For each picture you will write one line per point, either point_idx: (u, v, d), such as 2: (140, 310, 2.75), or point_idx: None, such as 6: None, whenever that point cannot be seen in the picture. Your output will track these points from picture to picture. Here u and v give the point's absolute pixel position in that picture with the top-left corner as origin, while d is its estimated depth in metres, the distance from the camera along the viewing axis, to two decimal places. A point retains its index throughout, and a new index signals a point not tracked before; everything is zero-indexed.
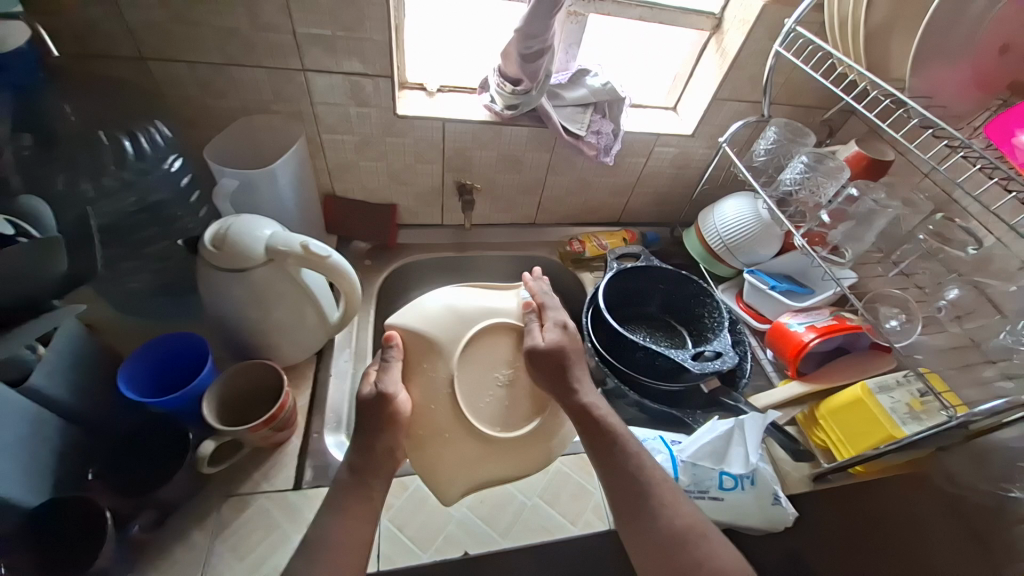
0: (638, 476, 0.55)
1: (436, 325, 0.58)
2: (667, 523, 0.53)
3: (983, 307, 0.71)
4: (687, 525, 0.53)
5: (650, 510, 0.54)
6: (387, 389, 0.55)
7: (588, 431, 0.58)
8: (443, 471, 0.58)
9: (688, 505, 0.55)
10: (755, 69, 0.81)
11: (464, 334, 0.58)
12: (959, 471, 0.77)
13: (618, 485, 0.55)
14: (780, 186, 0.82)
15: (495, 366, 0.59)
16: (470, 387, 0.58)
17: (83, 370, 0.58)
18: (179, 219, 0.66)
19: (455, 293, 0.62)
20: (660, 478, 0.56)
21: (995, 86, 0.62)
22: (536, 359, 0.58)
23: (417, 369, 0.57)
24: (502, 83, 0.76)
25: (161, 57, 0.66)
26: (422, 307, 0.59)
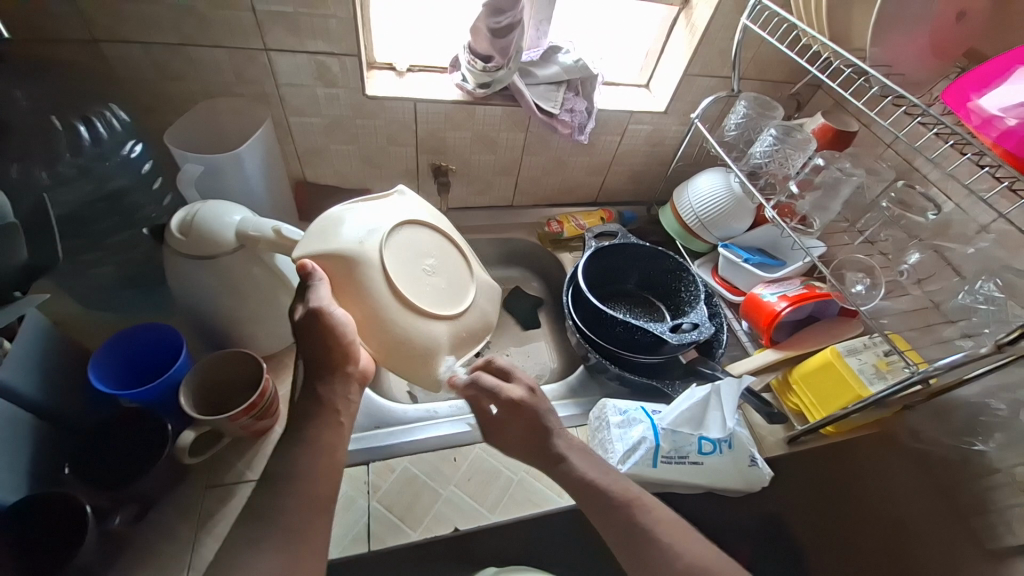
0: (634, 522, 0.51)
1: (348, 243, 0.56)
2: (670, 567, 0.49)
3: (943, 270, 0.74)
4: (695, 563, 0.49)
5: (655, 560, 0.49)
6: (323, 303, 0.52)
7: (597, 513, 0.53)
8: (420, 367, 0.58)
9: (694, 539, 0.51)
10: (723, 43, 0.82)
11: (381, 237, 0.58)
12: (922, 427, 0.81)
13: (620, 544, 0.51)
14: (751, 160, 0.83)
15: (416, 259, 0.61)
16: (403, 274, 0.58)
17: (50, 364, 0.57)
18: (142, 207, 0.64)
19: (356, 208, 0.60)
20: (657, 519, 0.52)
21: (950, 52, 0.63)
22: (506, 434, 0.57)
23: (344, 284, 0.55)
24: (473, 60, 0.75)
25: (114, 38, 0.64)
26: (336, 227, 0.57)
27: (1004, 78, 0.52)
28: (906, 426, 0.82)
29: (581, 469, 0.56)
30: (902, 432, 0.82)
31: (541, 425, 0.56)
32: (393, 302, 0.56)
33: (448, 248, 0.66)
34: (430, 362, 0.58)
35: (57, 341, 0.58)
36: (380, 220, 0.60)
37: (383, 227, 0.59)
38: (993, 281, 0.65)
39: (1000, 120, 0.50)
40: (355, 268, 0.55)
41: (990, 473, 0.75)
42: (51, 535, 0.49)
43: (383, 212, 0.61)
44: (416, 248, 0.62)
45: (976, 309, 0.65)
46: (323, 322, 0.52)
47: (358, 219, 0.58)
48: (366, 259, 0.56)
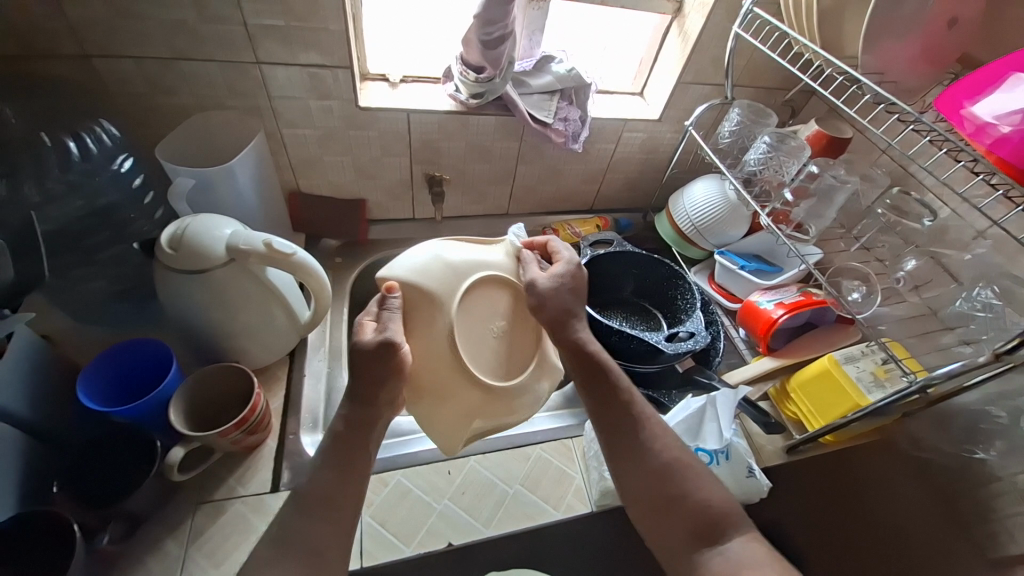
0: (626, 412, 0.57)
1: (429, 276, 0.56)
2: (652, 455, 0.55)
3: (940, 277, 0.72)
4: (670, 459, 0.54)
5: (635, 442, 0.55)
6: (395, 338, 0.52)
7: (586, 375, 0.59)
8: (447, 432, 0.58)
9: (677, 442, 0.56)
10: (716, 51, 0.82)
11: (460, 286, 0.57)
12: (923, 435, 0.80)
13: (608, 425, 0.57)
14: (745, 167, 0.83)
15: (487, 319, 0.59)
16: (470, 338, 0.57)
17: (39, 382, 0.56)
18: (133, 221, 0.65)
19: (442, 246, 0.60)
20: (643, 410, 0.58)
21: (943, 59, 0.63)
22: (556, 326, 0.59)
23: (418, 321, 0.56)
24: (465, 71, 0.76)
25: (104, 52, 0.64)
26: (421, 262, 0.57)
27: (995, 85, 0.52)
28: (907, 433, 0.81)
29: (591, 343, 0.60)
30: (903, 439, 0.81)
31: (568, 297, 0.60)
32: (449, 357, 0.55)
33: (524, 311, 0.61)
34: (459, 429, 0.57)
35: (46, 357, 0.58)
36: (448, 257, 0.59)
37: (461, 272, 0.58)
38: (991, 289, 0.64)
39: (993, 127, 0.50)
40: (427, 306, 0.56)
41: (990, 482, 0.73)
42: (40, 554, 0.49)
43: (464, 260, 0.59)
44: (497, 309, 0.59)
45: (974, 317, 0.65)
46: (391, 360, 0.52)
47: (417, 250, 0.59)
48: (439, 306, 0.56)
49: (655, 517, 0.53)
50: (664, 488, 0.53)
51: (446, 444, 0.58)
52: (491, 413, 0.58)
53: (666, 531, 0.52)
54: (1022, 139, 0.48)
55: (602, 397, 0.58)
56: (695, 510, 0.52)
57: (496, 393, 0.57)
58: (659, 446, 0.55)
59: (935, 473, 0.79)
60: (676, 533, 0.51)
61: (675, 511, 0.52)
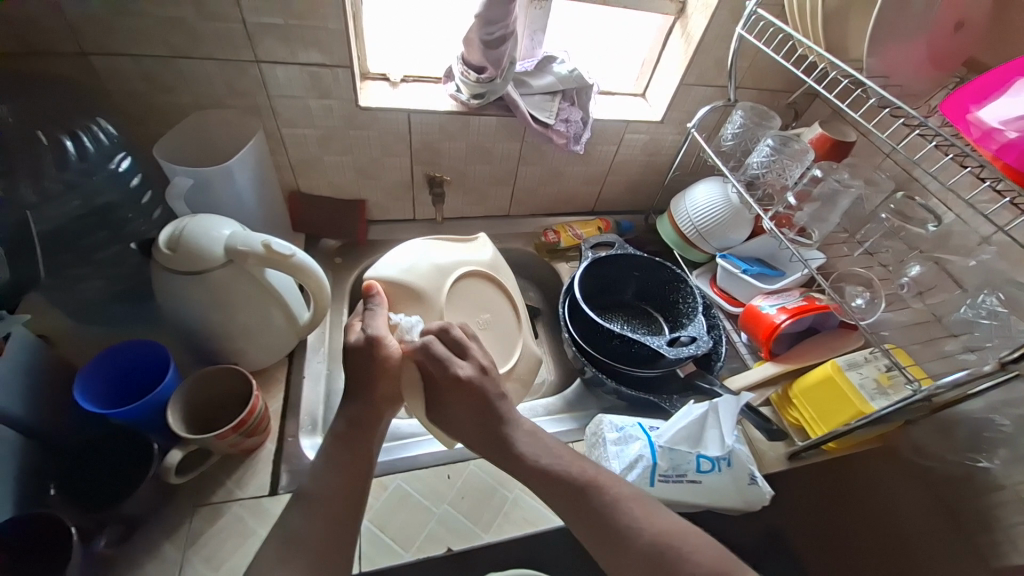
0: (588, 490, 0.50)
1: (421, 276, 0.65)
2: (632, 537, 0.47)
3: (944, 283, 0.72)
4: (658, 538, 0.47)
5: (615, 531, 0.48)
6: (378, 332, 0.56)
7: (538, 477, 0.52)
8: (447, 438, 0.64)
9: (661, 512, 0.49)
10: (719, 53, 0.81)
11: (445, 282, 0.66)
12: (925, 441, 0.80)
13: (579, 516, 0.49)
14: (748, 170, 0.83)
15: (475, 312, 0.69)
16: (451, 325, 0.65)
17: (35, 383, 0.56)
18: (130, 221, 0.65)
19: (426, 249, 0.69)
20: (614, 495, 0.50)
21: (949, 62, 0.63)
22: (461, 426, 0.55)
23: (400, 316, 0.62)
24: (466, 72, 0.75)
25: (102, 51, 0.63)
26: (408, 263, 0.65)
27: (1002, 90, 0.51)
28: (909, 439, 0.80)
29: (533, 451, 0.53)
30: (905, 446, 0.81)
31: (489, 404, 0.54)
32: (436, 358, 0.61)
33: (502, 304, 0.73)
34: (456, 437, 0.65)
35: (42, 358, 0.57)
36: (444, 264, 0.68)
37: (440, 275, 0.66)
38: (995, 296, 0.64)
39: (999, 132, 0.49)
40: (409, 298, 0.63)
41: (995, 490, 0.70)
42: (35, 559, 0.48)
43: (454, 265, 0.69)
44: (481, 301, 0.70)
45: (978, 323, 0.64)
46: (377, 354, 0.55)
47: (394, 257, 0.66)
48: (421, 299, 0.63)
49: None
50: (658, 574, 0.46)
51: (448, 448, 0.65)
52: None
53: None
54: None
55: (558, 492, 0.51)
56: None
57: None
58: (641, 526, 0.48)
59: None
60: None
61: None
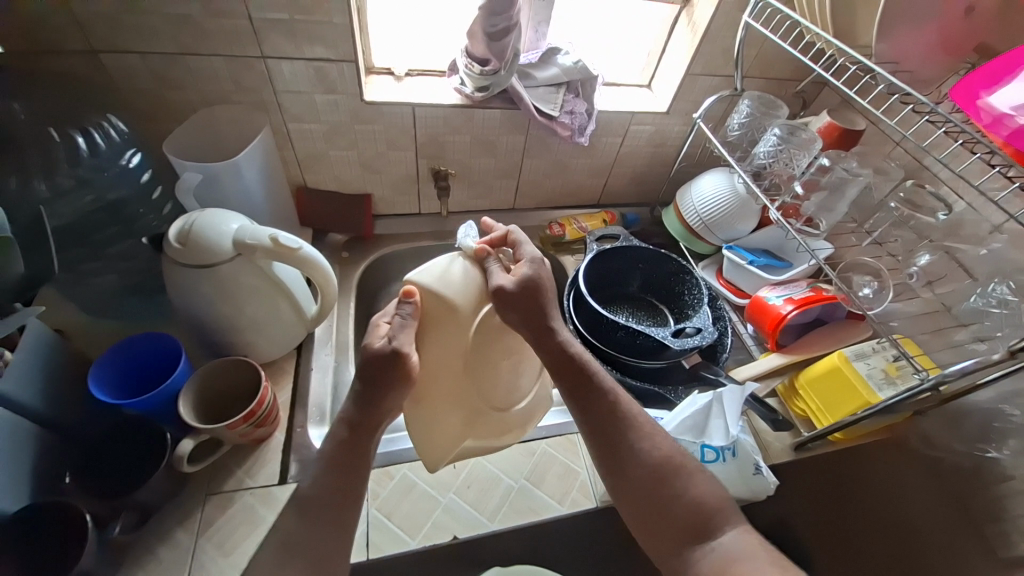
0: (610, 416, 0.55)
1: (460, 292, 0.56)
2: (642, 458, 0.53)
3: (954, 273, 0.71)
4: (663, 460, 0.53)
5: (626, 444, 0.54)
6: (403, 347, 0.53)
7: (566, 379, 0.57)
8: (435, 448, 0.61)
9: (667, 438, 0.56)
10: (725, 41, 0.80)
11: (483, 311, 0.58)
12: (934, 432, 0.79)
13: (597, 430, 0.55)
14: (754, 160, 0.82)
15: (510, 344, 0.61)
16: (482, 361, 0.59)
17: (53, 374, 0.58)
18: (142, 216, 0.67)
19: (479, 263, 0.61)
20: (633, 411, 0.56)
21: (960, 48, 0.61)
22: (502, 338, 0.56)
23: (432, 333, 0.56)
24: (470, 64, 0.75)
25: (112, 48, 0.64)
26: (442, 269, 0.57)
27: (1014, 74, 0.50)
28: (917, 431, 0.79)
29: (572, 346, 0.58)
30: (913, 438, 0.80)
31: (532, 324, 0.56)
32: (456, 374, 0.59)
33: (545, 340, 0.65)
34: (444, 449, 0.61)
35: (57, 350, 0.59)
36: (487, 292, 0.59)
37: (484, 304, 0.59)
38: (1006, 284, 0.63)
39: (1010, 119, 0.48)
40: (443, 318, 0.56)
41: (1002, 481, 0.71)
42: (51, 546, 0.49)
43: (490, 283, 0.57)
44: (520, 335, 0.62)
45: (989, 313, 0.63)
46: (402, 367, 0.53)
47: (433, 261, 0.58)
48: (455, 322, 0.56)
49: (651, 519, 0.51)
50: (658, 492, 0.52)
51: (432, 458, 0.61)
52: (479, 432, 0.63)
53: (666, 532, 0.51)
54: None
55: (586, 396, 0.56)
56: (690, 509, 0.51)
57: (488, 413, 0.62)
58: (651, 446, 0.54)
59: (946, 473, 0.77)
60: (668, 534, 0.51)
61: (670, 513, 0.51)
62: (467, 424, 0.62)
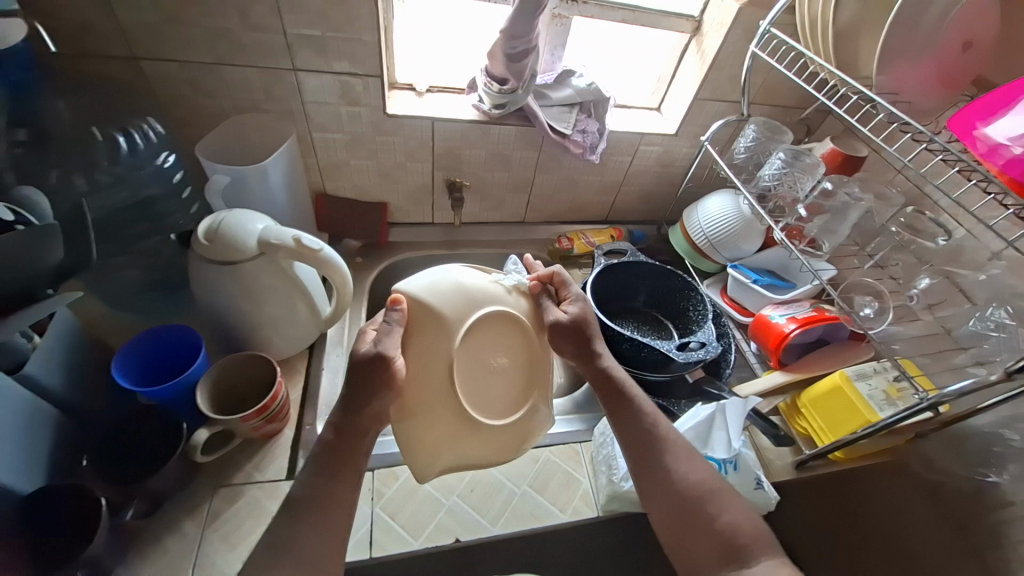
0: (653, 432, 0.59)
1: (447, 301, 0.58)
2: (680, 477, 0.56)
3: (954, 297, 0.73)
4: (697, 484, 0.56)
5: (662, 465, 0.57)
6: (387, 351, 0.55)
7: (609, 398, 0.61)
8: (423, 456, 0.60)
9: (701, 462, 0.58)
10: (733, 69, 0.84)
11: (473, 320, 0.58)
12: (936, 456, 0.79)
13: (633, 451, 0.58)
14: (759, 182, 0.85)
15: (493, 352, 0.60)
16: (468, 368, 0.59)
17: (76, 362, 0.60)
18: (171, 214, 0.69)
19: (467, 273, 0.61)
20: (668, 434, 0.59)
21: (958, 82, 0.64)
22: (559, 331, 0.61)
23: (416, 339, 0.57)
24: (489, 83, 0.79)
25: (154, 56, 0.68)
26: (431, 280, 0.60)
27: (1009, 107, 0.52)
28: (919, 455, 0.79)
29: (616, 371, 0.62)
30: (915, 461, 0.80)
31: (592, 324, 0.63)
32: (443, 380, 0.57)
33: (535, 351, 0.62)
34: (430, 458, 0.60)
35: (81, 340, 0.61)
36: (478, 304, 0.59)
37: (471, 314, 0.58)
38: (1004, 309, 0.65)
39: (1006, 148, 0.51)
40: (427, 327, 0.57)
41: (1004, 506, 0.71)
42: (61, 527, 0.51)
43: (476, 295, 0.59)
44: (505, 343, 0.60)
45: (988, 336, 0.65)
46: (385, 369, 0.54)
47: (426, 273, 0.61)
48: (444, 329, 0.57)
49: (683, 540, 0.54)
50: (692, 512, 0.54)
51: (421, 467, 0.60)
52: (469, 446, 0.60)
53: (697, 554, 0.53)
54: None
55: (624, 418, 0.60)
56: (720, 533, 0.53)
57: (478, 424, 0.59)
58: (685, 469, 0.57)
59: (948, 497, 0.77)
60: (701, 556, 0.53)
61: (700, 532, 0.54)
62: (458, 436, 0.59)
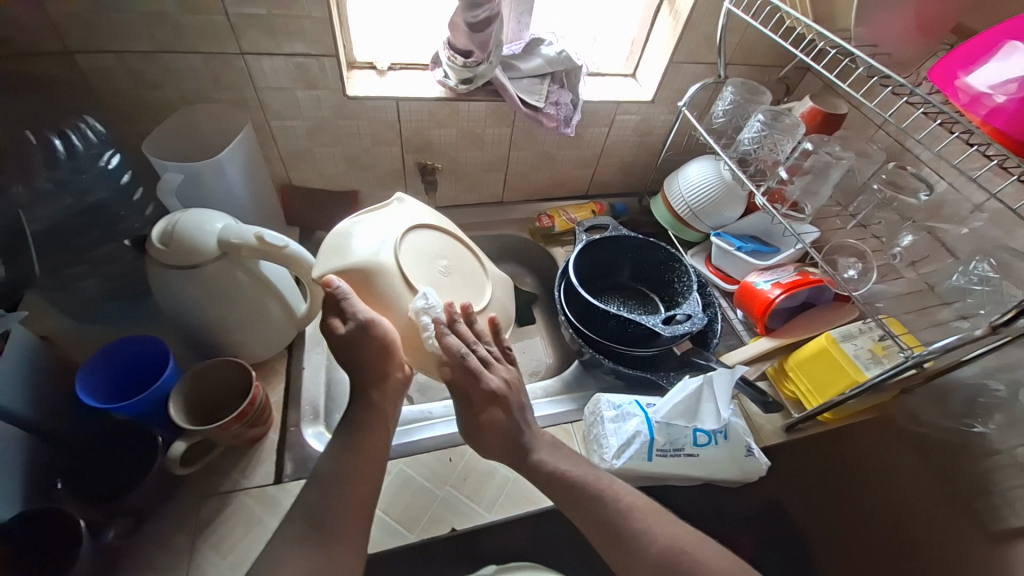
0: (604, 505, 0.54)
1: (370, 256, 0.61)
2: (644, 549, 0.52)
3: (937, 252, 0.73)
4: (667, 544, 0.53)
5: (626, 537, 0.53)
6: (368, 315, 0.57)
7: (555, 490, 0.56)
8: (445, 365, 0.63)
9: (669, 522, 0.55)
10: (708, 29, 0.80)
11: (396, 247, 0.63)
12: (921, 410, 0.81)
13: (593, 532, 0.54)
14: (739, 147, 0.83)
15: (432, 263, 0.67)
16: (425, 281, 0.64)
17: (37, 380, 0.57)
18: (123, 219, 0.66)
19: (370, 225, 0.64)
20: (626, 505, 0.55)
21: (939, 28, 0.62)
22: (490, 428, 0.58)
23: (374, 295, 0.60)
24: (453, 56, 0.74)
25: (88, 49, 0.63)
26: (346, 250, 0.61)
27: (991, 53, 0.50)
28: (905, 409, 0.81)
29: (552, 471, 0.57)
30: (901, 415, 0.81)
31: (513, 420, 0.58)
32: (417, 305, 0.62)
33: (457, 250, 0.72)
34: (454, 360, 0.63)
35: (42, 356, 0.58)
36: (390, 236, 0.64)
37: (392, 246, 0.63)
38: (987, 262, 0.63)
39: (988, 97, 0.49)
40: (381, 281, 0.60)
41: (990, 454, 0.74)
42: (39, 554, 0.49)
43: (392, 236, 0.64)
44: (430, 252, 0.67)
45: (971, 290, 0.64)
46: (374, 332, 0.57)
47: (347, 241, 0.62)
48: (390, 271, 0.61)
49: None
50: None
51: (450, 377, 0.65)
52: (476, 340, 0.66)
53: None
54: (1016, 109, 0.47)
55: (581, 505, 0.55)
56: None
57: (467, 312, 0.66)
58: (652, 534, 0.53)
59: (934, 448, 0.79)
60: None
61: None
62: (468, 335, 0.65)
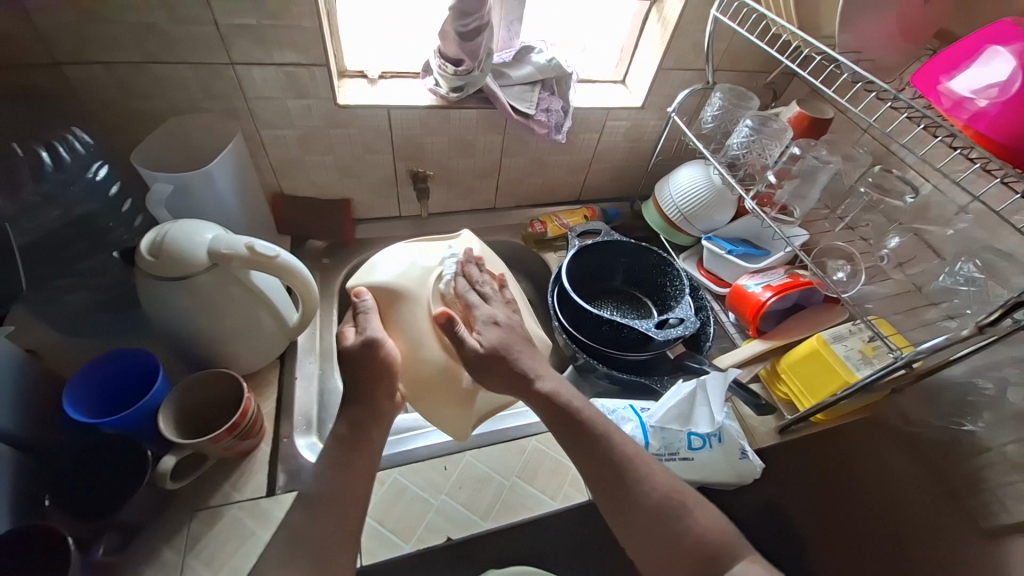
0: (615, 463, 0.53)
1: (401, 279, 0.64)
2: (644, 496, 0.51)
3: (924, 253, 0.74)
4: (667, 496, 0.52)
5: (627, 489, 0.52)
6: (376, 335, 0.58)
7: (565, 424, 0.55)
8: (452, 409, 0.62)
9: (664, 474, 0.54)
10: (696, 35, 0.81)
11: (429, 280, 0.64)
12: (912, 409, 0.82)
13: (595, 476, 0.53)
14: (728, 152, 0.84)
15: None
16: (456, 321, 0.63)
17: (23, 395, 0.56)
18: (112, 230, 0.66)
19: (412, 254, 0.67)
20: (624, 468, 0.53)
21: (919, 35, 0.63)
22: (478, 363, 0.57)
23: (393, 318, 0.62)
24: (443, 64, 0.75)
25: (75, 60, 0.62)
26: (382, 269, 0.65)
27: (972, 58, 0.51)
28: (896, 408, 0.82)
29: None
30: (892, 415, 0.82)
31: (504, 347, 0.58)
32: (435, 340, 0.61)
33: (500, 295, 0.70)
34: (462, 404, 0.62)
35: (28, 371, 0.57)
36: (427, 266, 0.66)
37: (423, 277, 0.64)
38: (973, 262, 0.64)
39: (970, 101, 0.50)
40: (405, 308, 0.62)
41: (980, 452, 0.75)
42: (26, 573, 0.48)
43: (430, 266, 0.66)
44: None
45: (957, 291, 0.65)
46: (376, 354, 0.57)
47: (384, 264, 0.65)
48: (416, 301, 0.62)
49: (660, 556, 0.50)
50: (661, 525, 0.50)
51: (456, 424, 0.63)
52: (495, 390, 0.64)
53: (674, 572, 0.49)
54: (999, 112, 0.48)
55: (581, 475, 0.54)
56: (694, 547, 0.49)
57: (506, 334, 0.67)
58: (650, 488, 0.52)
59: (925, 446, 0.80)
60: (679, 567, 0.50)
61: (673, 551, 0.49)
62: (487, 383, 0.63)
